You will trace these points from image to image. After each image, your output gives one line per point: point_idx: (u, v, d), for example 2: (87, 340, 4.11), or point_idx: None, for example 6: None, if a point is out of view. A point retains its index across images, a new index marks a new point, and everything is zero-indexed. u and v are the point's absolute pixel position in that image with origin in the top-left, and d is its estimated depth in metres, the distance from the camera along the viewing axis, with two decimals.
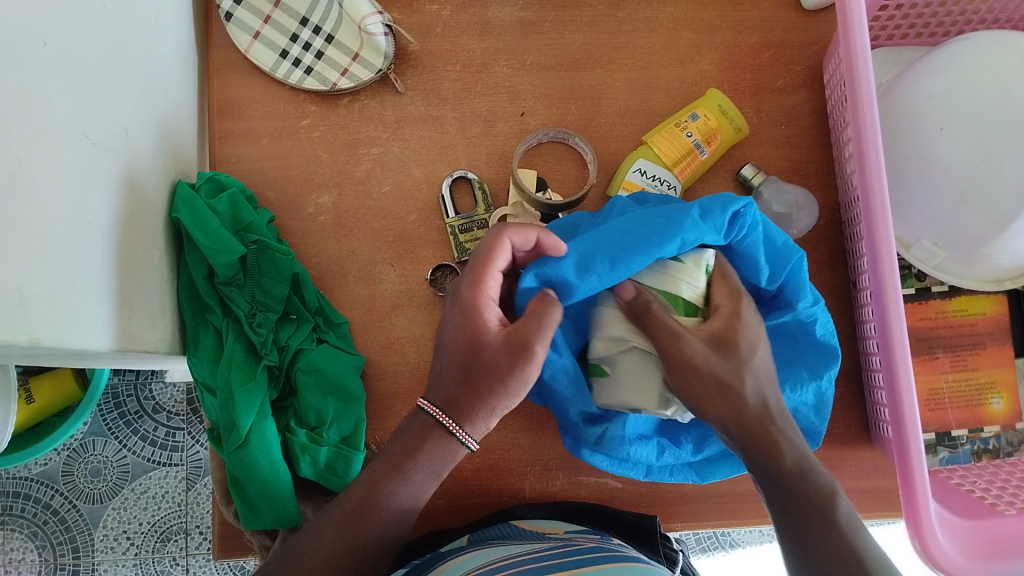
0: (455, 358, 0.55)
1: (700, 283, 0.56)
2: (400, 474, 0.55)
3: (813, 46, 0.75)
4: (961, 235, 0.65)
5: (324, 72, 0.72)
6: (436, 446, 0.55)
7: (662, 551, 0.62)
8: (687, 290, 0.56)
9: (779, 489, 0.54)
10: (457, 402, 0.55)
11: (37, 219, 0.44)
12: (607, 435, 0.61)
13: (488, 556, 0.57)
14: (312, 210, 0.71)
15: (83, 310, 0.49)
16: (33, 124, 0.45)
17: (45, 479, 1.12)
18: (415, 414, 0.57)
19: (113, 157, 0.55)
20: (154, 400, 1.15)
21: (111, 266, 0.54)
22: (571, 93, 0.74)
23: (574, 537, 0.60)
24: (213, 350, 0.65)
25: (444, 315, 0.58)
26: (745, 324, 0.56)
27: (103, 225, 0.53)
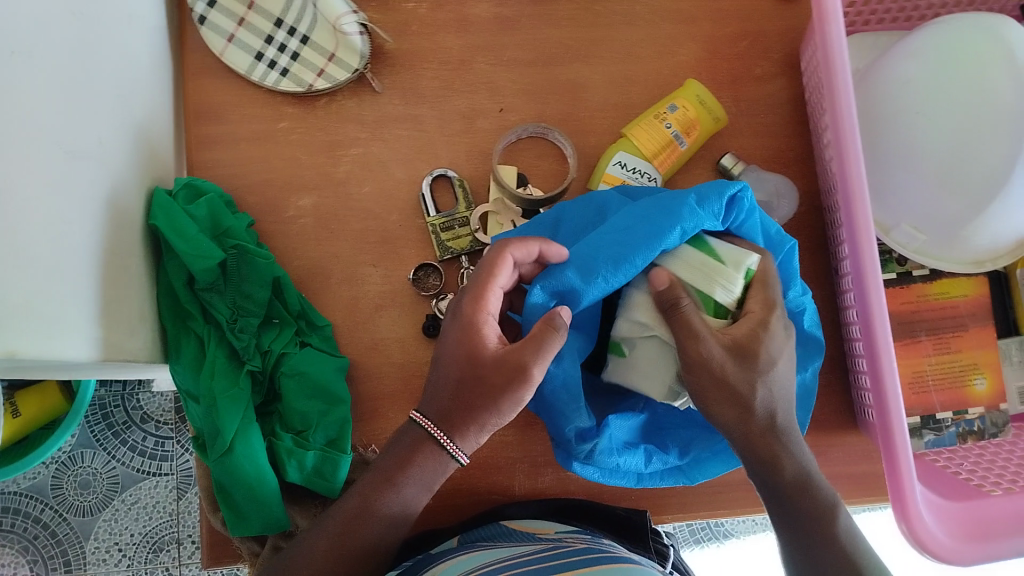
0: (452, 372, 0.55)
1: (737, 288, 0.52)
2: (392, 478, 0.54)
3: (790, 34, 0.75)
4: (940, 218, 0.65)
5: (301, 74, 0.72)
6: (423, 446, 0.55)
7: (654, 546, 0.64)
8: (722, 293, 0.52)
9: (784, 502, 0.56)
10: (450, 416, 0.54)
11: (12, 232, 0.44)
12: (598, 449, 0.58)
13: (478, 558, 0.57)
14: (292, 213, 0.71)
15: (63, 323, 0.49)
16: (5, 135, 0.44)
17: (33, 492, 1.11)
18: (408, 427, 0.56)
19: (90, 166, 0.55)
20: (143, 410, 1.14)
21: (91, 277, 0.53)
22: (550, 87, 0.73)
23: (566, 537, 0.60)
24: (195, 357, 0.65)
25: (444, 330, 0.58)
26: (771, 335, 0.52)
27: (82, 235, 0.52)
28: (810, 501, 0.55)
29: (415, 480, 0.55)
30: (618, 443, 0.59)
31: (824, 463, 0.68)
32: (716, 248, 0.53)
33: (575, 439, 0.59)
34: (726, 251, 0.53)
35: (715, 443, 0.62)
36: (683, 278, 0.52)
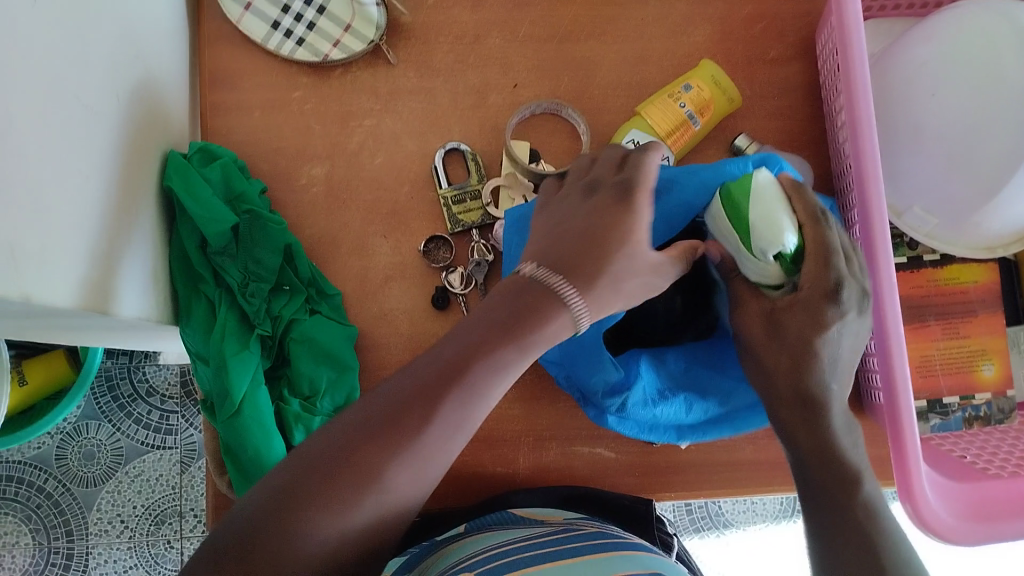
0: (592, 239, 0.50)
1: (766, 268, 0.51)
2: (512, 339, 0.47)
3: (805, 17, 0.75)
4: (954, 202, 0.65)
5: (316, 44, 0.72)
6: None
7: (658, 537, 0.66)
8: (757, 275, 0.52)
9: (824, 487, 0.53)
10: (586, 277, 0.49)
11: (28, 178, 0.44)
12: (628, 401, 0.60)
13: (487, 541, 0.57)
14: (304, 182, 0.71)
15: (71, 272, 0.49)
16: (24, 79, 0.44)
17: (38, 462, 1.12)
18: (522, 280, 0.49)
19: (104, 121, 0.55)
20: (148, 384, 1.15)
21: (101, 231, 0.54)
22: (564, 64, 0.73)
23: (575, 522, 0.61)
24: (206, 320, 0.66)
25: (559, 213, 0.53)
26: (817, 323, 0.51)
27: (94, 188, 0.53)
28: (839, 498, 0.52)
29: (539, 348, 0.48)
30: (652, 394, 0.60)
31: None
32: (750, 223, 0.49)
33: (607, 393, 0.61)
34: (760, 231, 0.49)
35: (751, 396, 0.62)
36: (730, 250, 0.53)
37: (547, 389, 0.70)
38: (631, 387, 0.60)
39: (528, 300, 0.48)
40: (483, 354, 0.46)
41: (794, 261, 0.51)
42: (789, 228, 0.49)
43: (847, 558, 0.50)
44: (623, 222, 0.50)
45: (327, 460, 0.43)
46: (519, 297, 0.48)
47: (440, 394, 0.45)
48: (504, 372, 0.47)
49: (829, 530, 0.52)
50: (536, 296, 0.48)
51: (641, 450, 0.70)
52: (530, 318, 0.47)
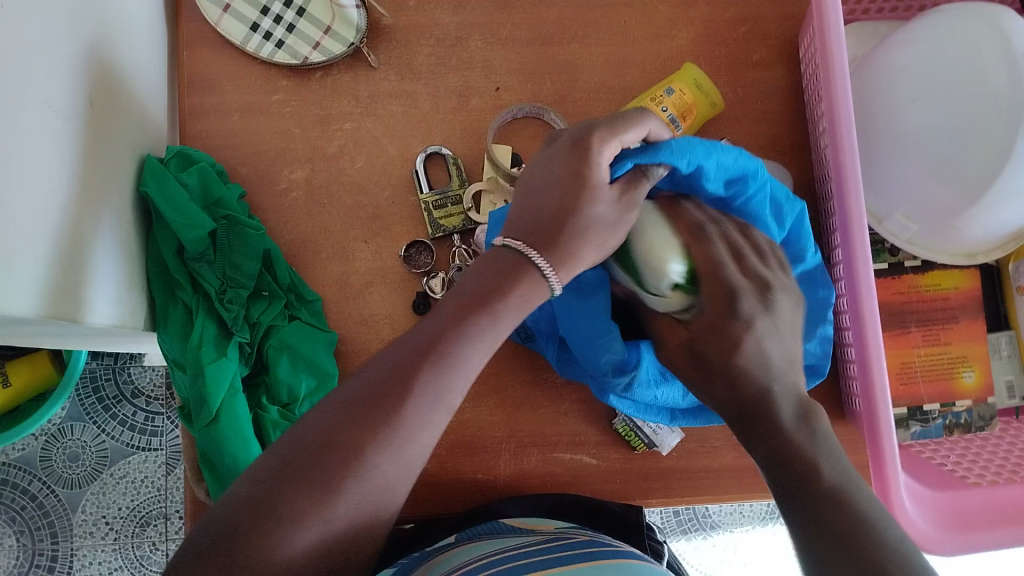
0: (553, 210, 0.49)
1: (660, 296, 0.54)
2: (485, 307, 0.46)
3: (788, 21, 0.74)
4: (933, 208, 0.65)
5: (296, 46, 0.71)
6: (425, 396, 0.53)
7: (649, 544, 0.65)
8: (665, 304, 0.55)
9: (791, 477, 0.44)
10: (546, 236, 0.48)
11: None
12: (636, 381, 0.60)
13: (478, 550, 0.57)
14: (284, 186, 0.71)
15: (29, 280, 0.48)
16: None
17: (22, 464, 1.11)
18: (495, 252, 0.49)
19: (72, 126, 0.55)
20: (133, 384, 1.14)
21: (65, 235, 0.53)
22: (547, 67, 0.73)
23: (566, 530, 0.61)
24: (182, 326, 0.65)
25: (527, 171, 0.52)
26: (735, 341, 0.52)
27: (57, 194, 0.52)
28: (814, 495, 0.42)
29: (512, 316, 0.46)
30: (656, 375, 0.61)
31: None
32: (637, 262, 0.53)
33: (613, 371, 0.60)
34: (645, 259, 0.53)
35: None
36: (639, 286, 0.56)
37: (528, 395, 0.70)
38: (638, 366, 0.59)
39: (498, 265, 0.47)
40: (448, 333, 0.44)
41: (691, 283, 0.53)
42: (672, 255, 0.52)
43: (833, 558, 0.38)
44: (580, 196, 0.48)
45: (308, 451, 0.40)
46: (494, 268, 0.47)
47: (414, 367, 0.43)
48: (474, 344, 0.45)
49: (802, 525, 0.41)
50: (506, 266, 0.47)
51: (623, 457, 0.70)
52: (504, 277, 0.47)
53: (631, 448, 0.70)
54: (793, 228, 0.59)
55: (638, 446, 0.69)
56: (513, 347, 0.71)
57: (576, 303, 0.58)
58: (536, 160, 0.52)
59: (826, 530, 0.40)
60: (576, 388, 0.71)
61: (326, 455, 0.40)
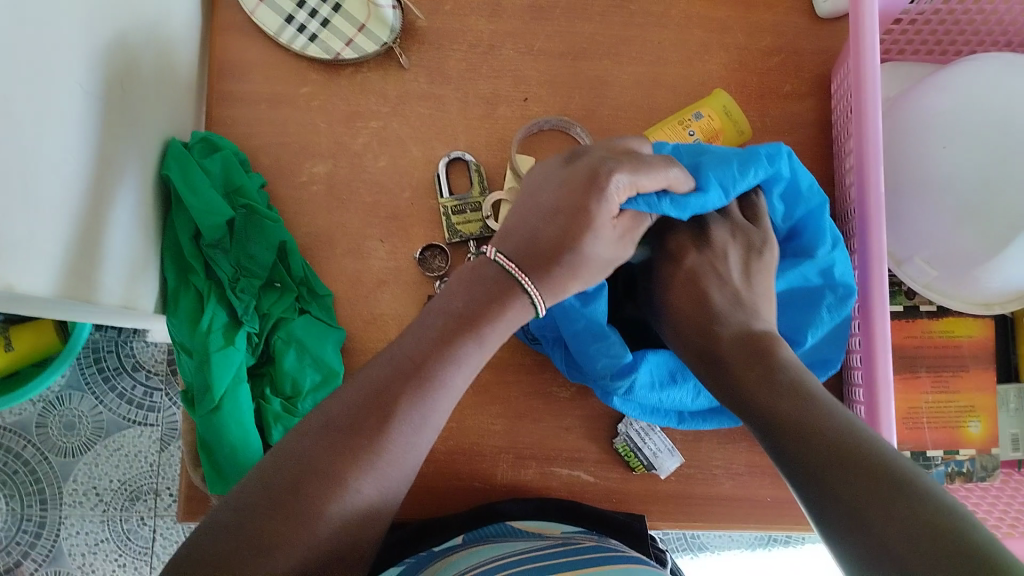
0: (552, 238, 0.51)
1: None
2: (469, 332, 0.49)
3: (823, 54, 0.74)
4: (954, 255, 0.64)
5: (329, 41, 0.71)
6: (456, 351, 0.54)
7: (654, 552, 0.65)
8: None
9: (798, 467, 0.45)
10: (540, 266, 0.51)
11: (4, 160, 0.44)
12: (636, 384, 0.62)
13: (486, 553, 0.57)
14: (304, 179, 0.71)
15: (46, 256, 0.49)
16: (11, 60, 0.44)
17: (18, 428, 1.11)
18: (487, 267, 0.51)
19: (96, 105, 0.55)
20: (135, 358, 1.14)
21: (81, 212, 0.53)
22: (577, 81, 0.73)
23: (574, 536, 0.62)
24: (191, 311, 0.65)
25: (537, 184, 0.54)
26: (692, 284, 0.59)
27: (76, 171, 0.52)
28: (805, 463, 0.44)
29: (496, 337, 0.50)
30: (661, 377, 0.63)
31: None
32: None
33: (615, 375, 0.62)
34: None
35: None
36: None
37: (531, 406, 0.70)
38: (638, 369, 0.62)
39: (485, 287, 0.50)
40: (434, 358, 0.48)
41: None
42: None
43: (829, 512, 0.41)
44: (580, 234, 0.50)
45: (298, 475, 0.42)
46: (485, 286, 0.51)
47: (395, 395, 0.46)
48: (459, 367, 0.48)
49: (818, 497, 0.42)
50: (495, 283, 0.51)
51: (621, 477, 0.69)
52: (493, 303, 0.50)
53: (629, 469, 0.69)
54: (805, 217, 0.61)
55: (636, 467, 0.69)
56: (521, 358, 0.71)
57: (576, 309, 0.60)
58: (551, 173, 0.54)
59: (821, 491, 0.42)
60: (579, 404, 0.70)
61: (317, 483, 0.42)
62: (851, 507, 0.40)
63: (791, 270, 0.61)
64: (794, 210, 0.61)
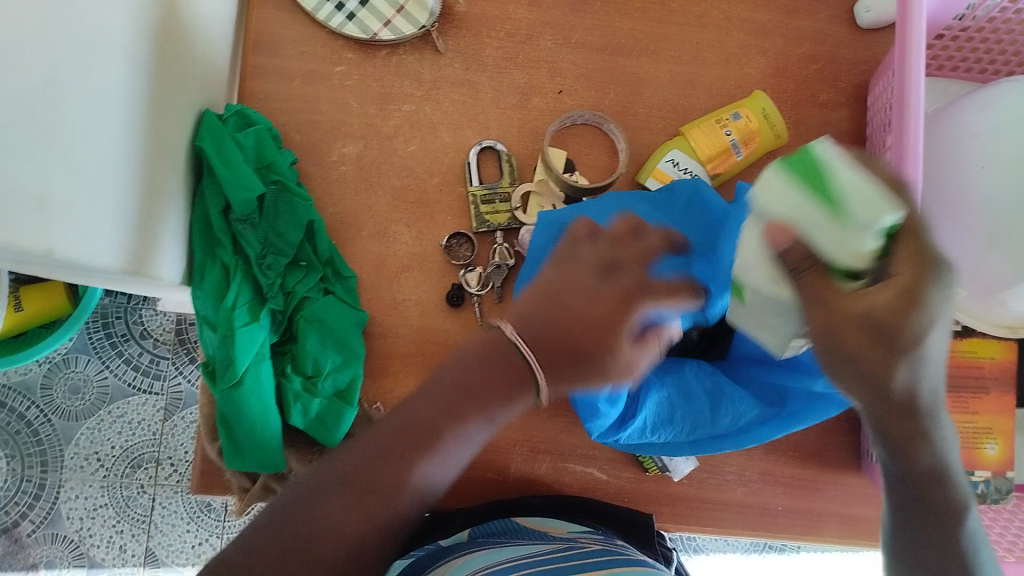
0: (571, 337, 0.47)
1: (847, 228, 0.38)
2: (480, 408, 0.47)
3: (862, 65, 0.74)
4: (983, 277, 0.64)
5: (367, 21, 0.71)
6: (519, 381, 0.47)
7: (659, 550, 0.64)
8: (846, 251, 0.39)
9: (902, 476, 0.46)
10: (561, 359, 0.47)
11: (54, 126, 0.43)
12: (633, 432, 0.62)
13: (493, 556, 0.56)
14: (334, 159, 0.70)
15: (93, 229, 0.48)
16: (62, 20, 0.44)
17: (22, 388, 1.12)
18: (498, 342, 0.48)
19: (142, 74, 0.54)
20: (143, 325, 1.14)
21: (133, 184, 0.53)
22: (612, 78, 0.72)
23: (578, 538, 0.60)
24: (217, 285, 0.63)
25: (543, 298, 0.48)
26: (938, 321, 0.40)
27: (126, 142, 0.52)
28: (913, 428, 0.44)
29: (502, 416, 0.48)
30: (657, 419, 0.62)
31: (821, 499, 0.70)
32: (843, 191, 0.39)
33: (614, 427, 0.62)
34: (863, 194, 0.39)
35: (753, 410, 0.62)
36: (816, 223, 0.39)
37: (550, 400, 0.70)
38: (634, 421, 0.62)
39: (498, 367, 0.47)
40: (445, 431, 0.46)
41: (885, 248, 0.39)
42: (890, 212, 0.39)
43: (919, 491, 0.46)
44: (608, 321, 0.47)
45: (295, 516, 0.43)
46: (494, 369, 0.47)
47: (400, 459, 0.45)
48: (467, 444, 0.47)
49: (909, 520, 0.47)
50: (503, 363, 0.47)
51: (635, 476, 0.69)
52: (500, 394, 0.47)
53: (643, 469, 0.69)
54: None
55: (651, 468, 0.69)
56: None
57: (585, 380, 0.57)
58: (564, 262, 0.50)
59: (923, 463, 0.45)
60: None
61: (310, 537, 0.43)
62: (940, 519, 0.46)
63: None
64: None
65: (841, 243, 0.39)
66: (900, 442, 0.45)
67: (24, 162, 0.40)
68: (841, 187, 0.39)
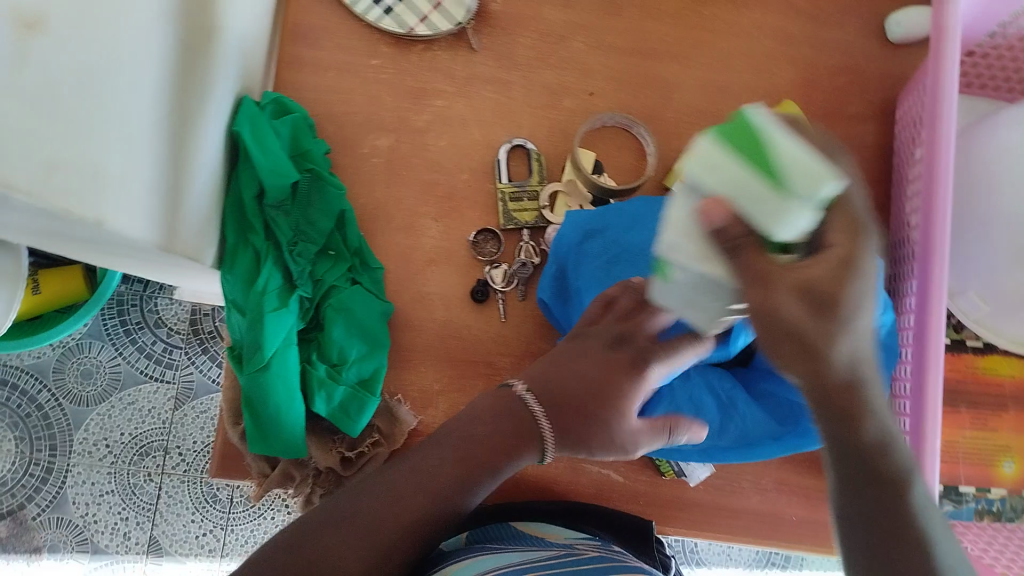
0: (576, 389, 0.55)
1: (782, 202, 0.33)
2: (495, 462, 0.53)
3: (892, 79, 0.74)
4: (1009, 291, 0.64)
5: (403, 16, 0.72)
6: (526, 437, 0.54)
7: (659, 558, 0.63)
8: (780, 226, 0.34)
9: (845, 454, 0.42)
10: (567, 418, 0.54)
11: (110, 95, 0.44)
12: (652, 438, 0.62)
13: (490, 561, 0.55)
14: (366, 150, 0.71)
15: (138, 201, 0.49)
16: None
17: (35, 371, 1.12)
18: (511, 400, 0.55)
19: (185, 52, 0.55)
20: (158, 315, 1.15)
21: (177, 161, 0.54)
22: (643, 82, 0.73)
23: (575, 543, 0.59)
24: (247, 270, 0.64)
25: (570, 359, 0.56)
26: (861, 277, 0.36)
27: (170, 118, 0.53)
28: (854, 399, 0.40)
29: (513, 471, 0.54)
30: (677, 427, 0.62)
31: None
32: (784, 159, 0.33)
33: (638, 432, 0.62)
34: (797, 164, 0.33)
35: (773, 425, 0.63)
36: (749, 191, 0.33)
37: None
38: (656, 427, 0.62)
39: (511, 421, 0.54)
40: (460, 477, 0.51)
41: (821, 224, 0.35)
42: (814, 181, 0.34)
43: (862, 470, 0.42)
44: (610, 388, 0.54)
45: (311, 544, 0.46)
46: (507, 424, 0.54)
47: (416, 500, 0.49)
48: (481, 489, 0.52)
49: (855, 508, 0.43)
50: (514, 419, 0.54)
51: (650, 480, 0.70)
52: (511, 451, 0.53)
53: (659, 472, 0.69)
54: None
55: (667, 471, 0.69)
56: None
57: None
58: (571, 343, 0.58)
59: (870, 435, 0.41)
60: None
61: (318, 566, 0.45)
62: (892, 491, 0.42)
63: None
64: None
65: (778, 218, 0.33)
66: (843, 415, 0.40)
67: (83, 129, 0.41)
68: (769, 151, 0.33)
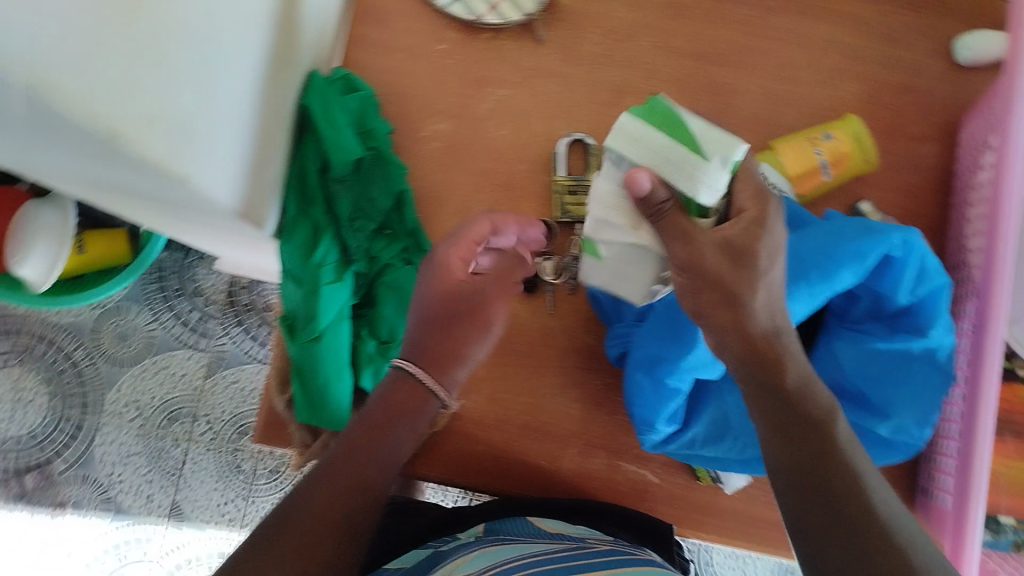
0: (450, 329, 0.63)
1: (708, 165, 0.48)
2: (383, 428, 0.57)
3: (959, 100, 0.73)
4: None
5: (473, 3, 0.72)
6: (411, 392, 0.60)
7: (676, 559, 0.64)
8: (705, 185, 0.48)
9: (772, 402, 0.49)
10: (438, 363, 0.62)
11: (207, 55, 0.45)
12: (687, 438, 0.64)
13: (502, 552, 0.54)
14: (427, 134, 0.72)
15: (224, 163, 0.49)
16: None
17: (72, 330, 1.14)
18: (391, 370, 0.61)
19: (279, 22, 0.56)
20: (197, 283, 1.15)
21: (259, 127, 0.55)
22: (706, 86, 0.73)
23: (587, 538, 0.60)
24: (304, 242, 0.64)
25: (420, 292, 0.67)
26: (769, 233, 0.50)
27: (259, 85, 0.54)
28: (776, 347, 0.50)
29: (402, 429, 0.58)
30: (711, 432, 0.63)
31: None
32: (695, 135, 0.48)
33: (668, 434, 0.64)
34: (707, 137, 0.48)
35: None
36: (676, 164, 0.48)
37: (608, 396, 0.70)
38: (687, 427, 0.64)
39: (393, 392, 0.59)
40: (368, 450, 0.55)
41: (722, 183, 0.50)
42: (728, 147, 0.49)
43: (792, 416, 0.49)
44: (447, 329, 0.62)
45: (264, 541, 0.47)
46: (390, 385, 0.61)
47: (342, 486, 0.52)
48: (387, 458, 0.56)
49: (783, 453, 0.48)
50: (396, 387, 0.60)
51: (685, 483, 0.70)
52: (404, 411, 0.59)
53: (694, 477, 0.69)
54: (924, 302, 0.59)
55: (702, 476, 0.69)
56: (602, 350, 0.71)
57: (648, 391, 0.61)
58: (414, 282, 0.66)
59: (791, 379, 0.49)
60: None
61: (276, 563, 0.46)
62: (813, 434, 0.48)
63: (898, 343, 0.59)
64: (918, 288, 0.58)
65: (702, 176, 0.48)
66: (766, 363, 0.50)
67: (180, 86, 0.43)
68: (686, 131, 0.49)
